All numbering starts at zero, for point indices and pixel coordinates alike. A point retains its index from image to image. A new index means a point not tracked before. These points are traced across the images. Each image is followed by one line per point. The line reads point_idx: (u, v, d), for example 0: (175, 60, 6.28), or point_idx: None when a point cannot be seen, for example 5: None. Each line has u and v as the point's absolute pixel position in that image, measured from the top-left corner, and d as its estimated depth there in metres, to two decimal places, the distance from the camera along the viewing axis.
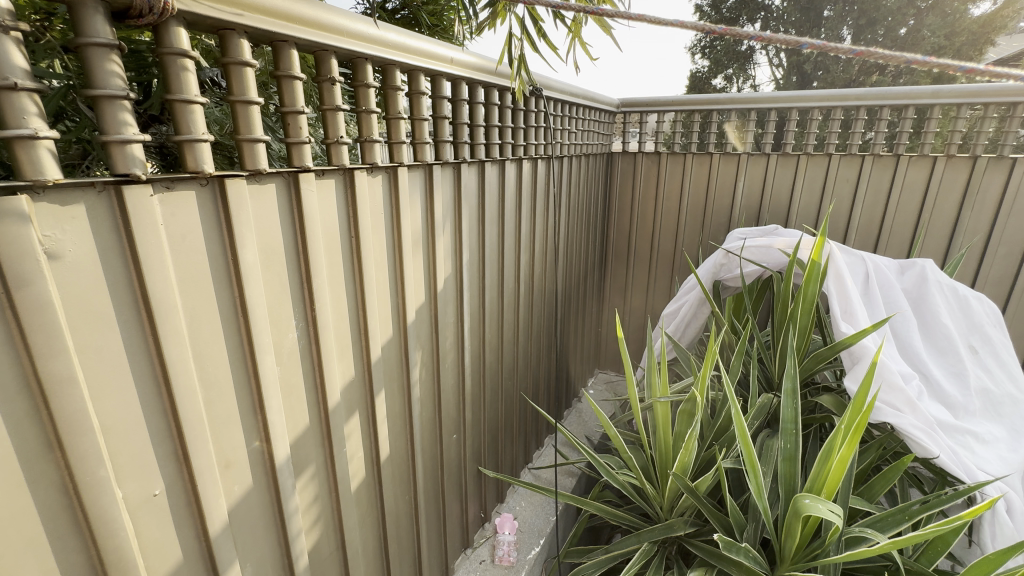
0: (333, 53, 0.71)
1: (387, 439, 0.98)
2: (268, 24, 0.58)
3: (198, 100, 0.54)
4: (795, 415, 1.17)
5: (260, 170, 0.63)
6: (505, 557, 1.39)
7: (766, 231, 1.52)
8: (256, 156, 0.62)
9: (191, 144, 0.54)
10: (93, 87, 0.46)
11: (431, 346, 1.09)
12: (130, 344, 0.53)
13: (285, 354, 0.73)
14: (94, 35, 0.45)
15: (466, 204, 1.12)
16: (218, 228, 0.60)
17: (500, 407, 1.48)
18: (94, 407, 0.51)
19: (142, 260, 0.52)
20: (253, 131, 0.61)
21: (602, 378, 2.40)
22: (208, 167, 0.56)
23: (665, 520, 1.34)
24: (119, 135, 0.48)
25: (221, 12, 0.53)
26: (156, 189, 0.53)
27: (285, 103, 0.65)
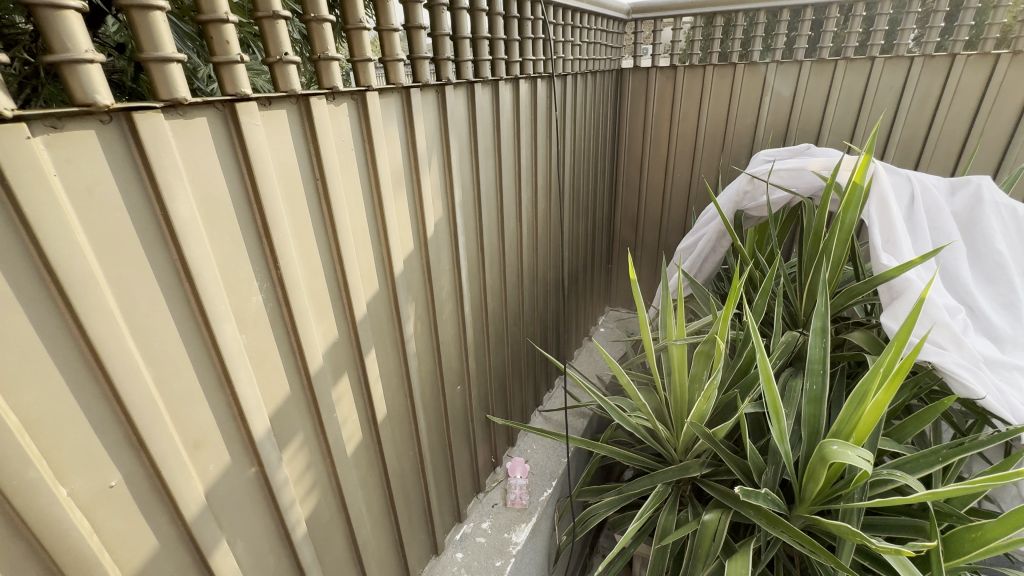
0: None
1: (384, 398, 0.92)
2: None
3: (70, 4, 0.40)
4: (823, 355, 1.09)
5: (180, 99, 0.50)
6: (517, 500, 1.39)
7: (797, 152, 1.35)
8: (171, 81, 0.49)
9: (72, 65, 0.42)
10: None
11: (425, 297, 1.00)
12: (43, 325, 0.44)
13: (250, 321, 0.63)
14: None
15: (454, 135, 0.98)
16: (136, 177, 0.49)
17: (506, 354, 1.42)
18: (8, 401, 0.43)
19: (35, 224, 0.42)
20: (161, 48, 0.47)
21: (613, 315, 2.32)
22: (104, 98, 0.44)
23: (679, 462, 1.30)
24: None
25: None
26: (37, 129, 0.41)
27: (201, 9, 0.51)
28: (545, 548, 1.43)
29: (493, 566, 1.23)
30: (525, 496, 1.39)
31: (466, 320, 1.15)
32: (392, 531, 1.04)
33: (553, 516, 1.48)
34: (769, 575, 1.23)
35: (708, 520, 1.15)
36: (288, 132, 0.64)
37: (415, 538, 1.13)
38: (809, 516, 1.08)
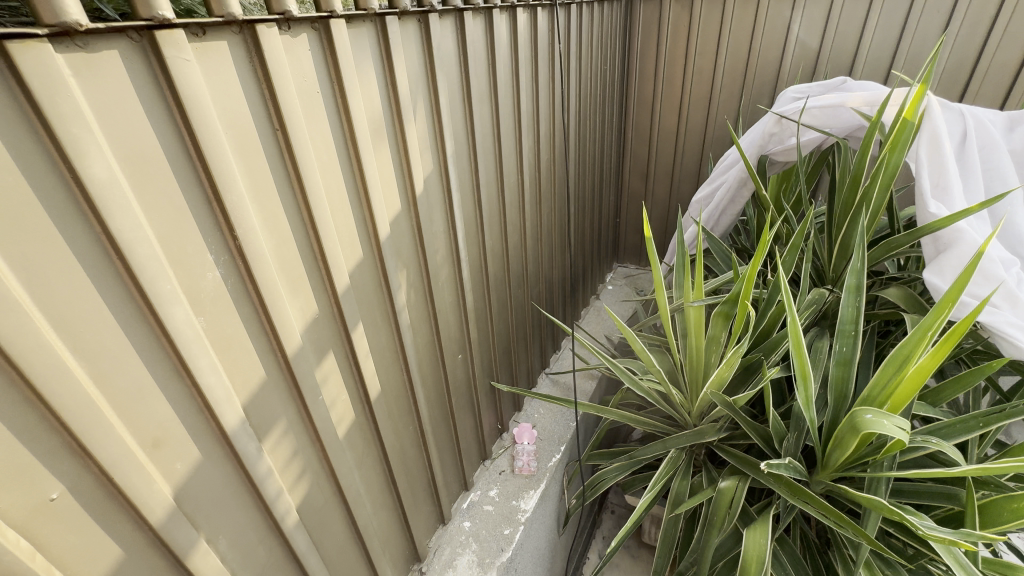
0: None
1: (376, 375, 0.84)
2: None
3: None
4: (856, 315, 0.99)
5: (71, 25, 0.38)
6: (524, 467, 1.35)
7: (832, 86, 1.20)
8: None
9: None
10: None
11: (417, 263, 0.90)
12: None
13: (208, 301, 0.54)
14: None
15: (442, 74, 0.85)
16: (25, 128, 0.38)
17: (510, 318, 1.33)
18: None
19: None
20: None
21: (621, 272, 2.22)
22: None
23: (694, 427, 1.24)
24: None
25: None
26: None
27: None
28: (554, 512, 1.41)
29: (502, 534, 1.20)
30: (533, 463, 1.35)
31: (465, 286, 1.06)
32: (394, 507, 1.00)
33: (563, 480, 1.45)
34: (786, 540, 1.19)
35: (723, 487, 1.11)
36: (231, 70, 0.52)
37: (421, 510, 1.10)
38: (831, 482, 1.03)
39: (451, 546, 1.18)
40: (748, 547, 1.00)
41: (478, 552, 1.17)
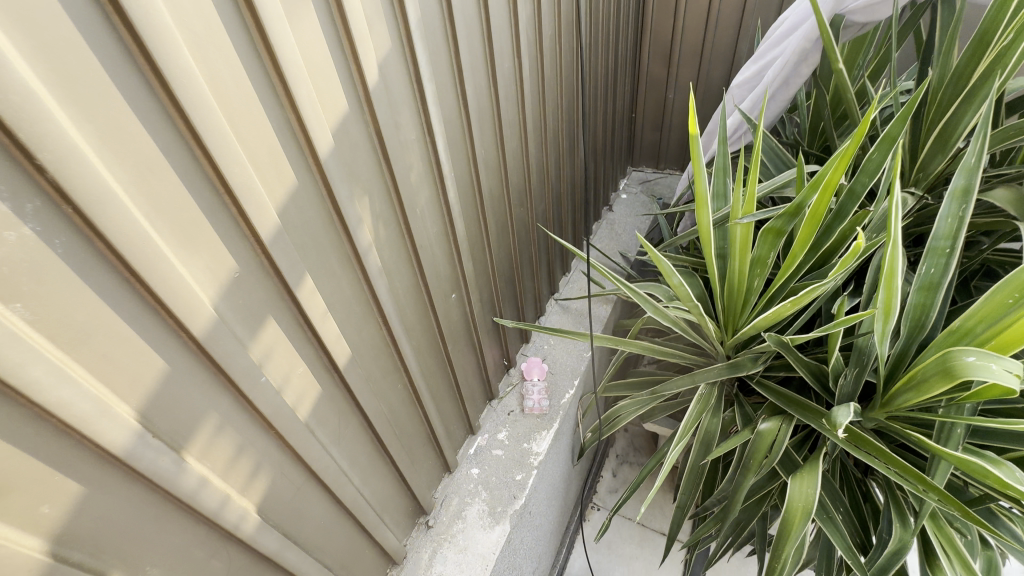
0: None
1: (344, 337, 0.66)
2: None
3: None
4: (957, 229, 0.77)
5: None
6: (536, 407, 1.23)
7: None
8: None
9: None
10: None
11: (384, 187, 0.67)
12: None
13: (29, 281, 0.34)
14: None
15: None
16: None
17: (512, 242, 1.12)
18: None
19: None
20: None
21: (637, 178, 1.95)
22: None
23: (728, 359, 1.09)
24: None
25: None
26: None
27: None
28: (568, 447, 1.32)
29: (514, 481, 1.11)
30: (545, 403, 1.23)
31: (454, 212, 0.84)
32: (389, 472, 0.87)
33: (577, 414, 1.34)
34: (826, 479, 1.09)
35: (763, 430, 0.97)
36: None
37: (422, 466, 0.99)
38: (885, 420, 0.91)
39: (459, 495, 1.09)
40: (794, 498, 0.89)
41: (489, 501, 1.07)
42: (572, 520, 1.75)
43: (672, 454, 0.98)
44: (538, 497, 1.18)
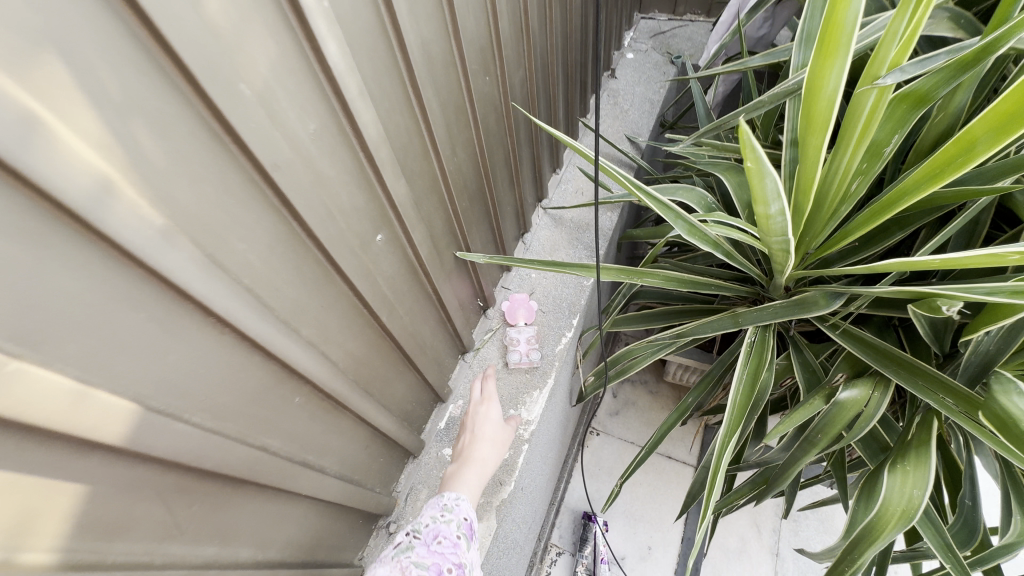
0: None
1: (113, 387, 0.31)
2: None
3: None
4: None
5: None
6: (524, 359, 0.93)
7: None
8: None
9: None
10: None
11: (126, 39, 0.27)
12: None
13: None
14: None
15: None
16: None
17: (473, 135, 0.72)
18: None
19: None
20: None
21: (647, 29, 1.45)
22: None
23: (797, 297, 0.78)
24: None
25: None
26: None
27: None
28: (566, 397, 1.06)
29: (499, 462, 0.86)
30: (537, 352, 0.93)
31: (349, 94, 0.43)
32: (308, 508, 0.59)
33: (576, 356, 1.05)
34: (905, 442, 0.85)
35: (844, 400, 0.69)
36: None
37: (370, 471, 0.71)
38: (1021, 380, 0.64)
39: (428, 486, 0.82)
40: (889, 498, 0.63)
41: None
42: (570, 449, 1.58)
43: (719, 438, 0.69)
44: (531, 466, 0.94)
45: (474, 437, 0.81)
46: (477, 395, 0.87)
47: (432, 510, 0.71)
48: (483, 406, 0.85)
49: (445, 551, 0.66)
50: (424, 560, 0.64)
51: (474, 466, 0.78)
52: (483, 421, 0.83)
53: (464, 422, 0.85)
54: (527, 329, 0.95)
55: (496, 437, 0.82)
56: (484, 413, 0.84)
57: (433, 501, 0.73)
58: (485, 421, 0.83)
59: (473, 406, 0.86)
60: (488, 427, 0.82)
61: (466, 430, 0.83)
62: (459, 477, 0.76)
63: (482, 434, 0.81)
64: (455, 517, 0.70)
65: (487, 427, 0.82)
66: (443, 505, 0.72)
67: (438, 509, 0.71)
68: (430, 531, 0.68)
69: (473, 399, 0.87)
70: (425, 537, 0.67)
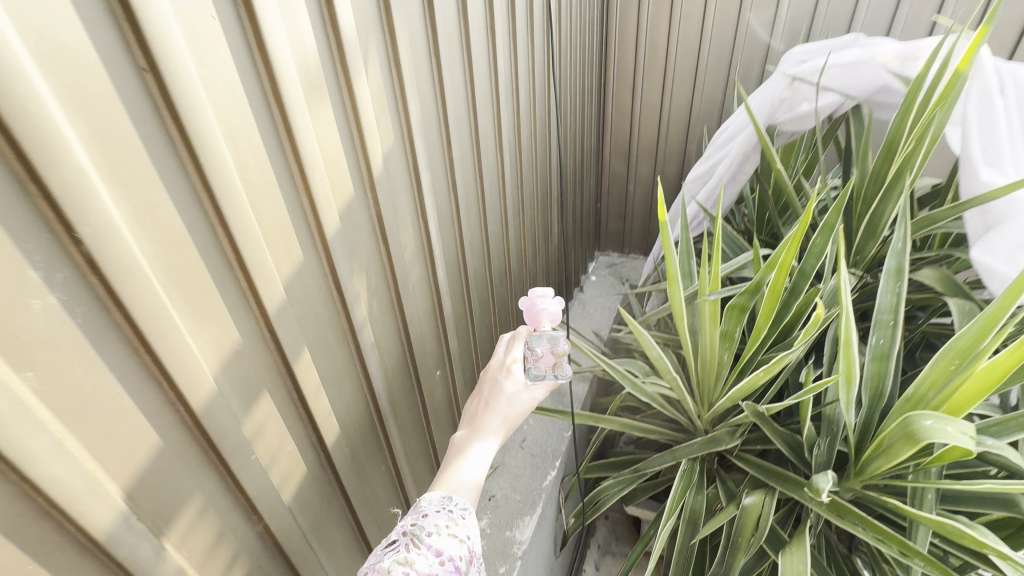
0: None
1: (334, 413, 0.65)
2: None
3: None
4: (895, 304, 0.86)
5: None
6: (548, 374, 0.69)
7: (844, 44, 1.07)
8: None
9: None
10: None
11: (380, 267, 0.70)
12: None
13: (50, 351, 0.35)
14: None
15: (402, 18, 0.65)
16: None
17: (492, 322, 1.14)
18: None
19: None
20: None
21: (604, 261, 2.07)
22: None
23: (707, 434, 1.11)
24: None
25: None
26: None
27: None
28: (551, 535, 1.25)
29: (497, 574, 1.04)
30: (566, 365, 0.69)
31: (440, 290, 0.86)
32: None
33: (560, 497, 1.29)
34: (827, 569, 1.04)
35: (748, 504, 0.97)
36: None
37: None
38: (862, 487, 0.92)
39: None
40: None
41: None
42: None
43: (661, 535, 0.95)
44: None
45: (490, 409, 0.64)
46: (500, 355, 0.70)
47: (435, 511, 0.53)
48: (506, 370, 0.67)
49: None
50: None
51: (487, 437, 0.62)
52: (502, 388, 0.66)
53: (480, 386, 0.69)
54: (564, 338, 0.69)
55: (512, 415, 0.65)
56: (506, 380, 0.67)
57: (435, 501, 0.54)
58: (502, 392, 0.65)
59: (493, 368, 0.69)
60: (506, 404, 0.65)
61: (480, 398, 0.67)
62: (465, 454, 0.60)
63: (497, 406, 0.64)
64: (463, 531, 0.52)
65: (505, 400, 0.65)
66: (449, 510, 0.53)
67: (442, 517, 0.52)
68: (431, 544, 0.49)
69: (494, 359, 0.70)
70: (426, 552, 0.49)
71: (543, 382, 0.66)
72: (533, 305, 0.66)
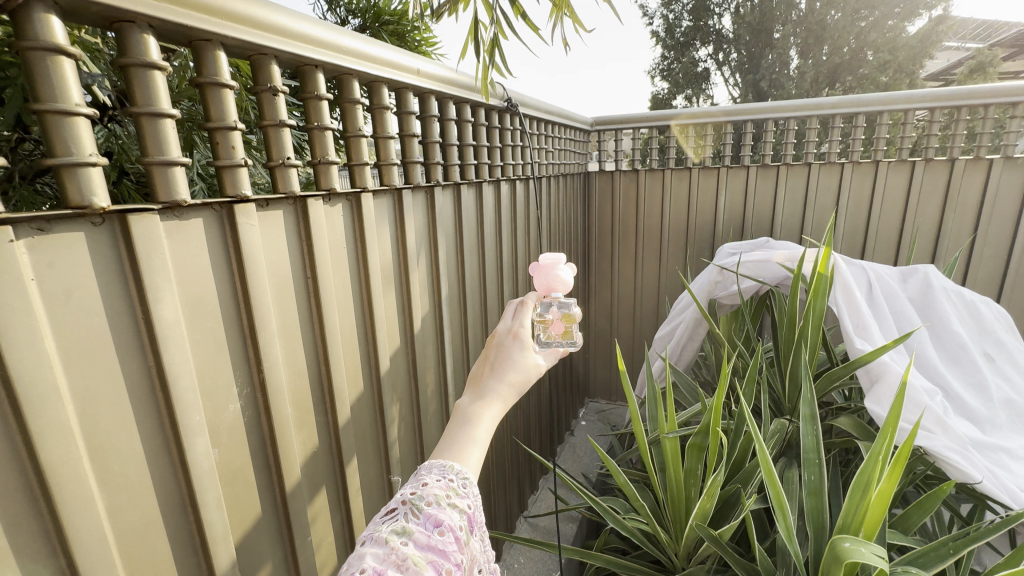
0: (318, 68, 0.64)
1: (363, 514, 0.82)
2: (202, 22, 0.47)
3: (181, 163, 0.48)
4: (816, 445, 1.06)
5: (82, 159, 0.40)
6: (556, 342, 0.77)
7: (759, 244, 1.46)
8: (73, 138, 0.39)
9: (162, 169, 0.46)
10: (52, 156, 0.39)
11: (409, 400, 0.93)
12: (61, 445, 0.42)
13: (227, 435, 0.57)
14: (147, 106, 0.44)
15: (442, 230, 1.00)
16: (125, 301, 0.46)
17: (491, 460, 1.29)
18: (11, 533, 0.39)
19: (60, 345, 0.42)
20: (235, 156, 0.53)
21: (594, 407, 2.27)
22: (184, 197, 0.49)
23: (683, 570, 1.19)
24: (69, 159, 0.39)
25: (145, 8, 0.42)
26: (79, 224, 0.42)
27: (218, 157, 0.53)
28: None
29: None
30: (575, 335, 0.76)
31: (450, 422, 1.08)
32: None
33: None
34: None
35: None
36: (283, 233, 0.62)
37: None
38: None
39: None
40: None
41: None
42: None
43: None
44: None
45: (496, 373, 0.59)
46: (507, 324, 0.67)
47: (435, 479, 0.47)
48: (514, 337, 0.65)
49: (449, 549, 0.43)
50: (422, 556, 0.42)
51: (495, 401, 0.56)
52: (509, 355, 0.62)
53: (484, 353, 0.64)
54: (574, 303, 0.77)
55: (522, 381, 0.60)
56: (514, 348, 0.63)
57: (435, 468, 0.48)
58: (511, 358, 0.61)
59: (500, 335, 0.66)
60: (516, 371, 0.60)
61: (486, 362, 0.62)
62: (471, 421, 0.54)
63: (503, 369, 0.59)
64: (465, 500, 0.47)
65: (514, 367, 0.61)
66: (449, 480, 0.47)
67: (442, 485, 0.47)
68: (430, 515, 0.44)
69: (500, 329, 0.67)
70: (425, 523, 0.44)
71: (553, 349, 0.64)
72: (549, 272, 0.74)
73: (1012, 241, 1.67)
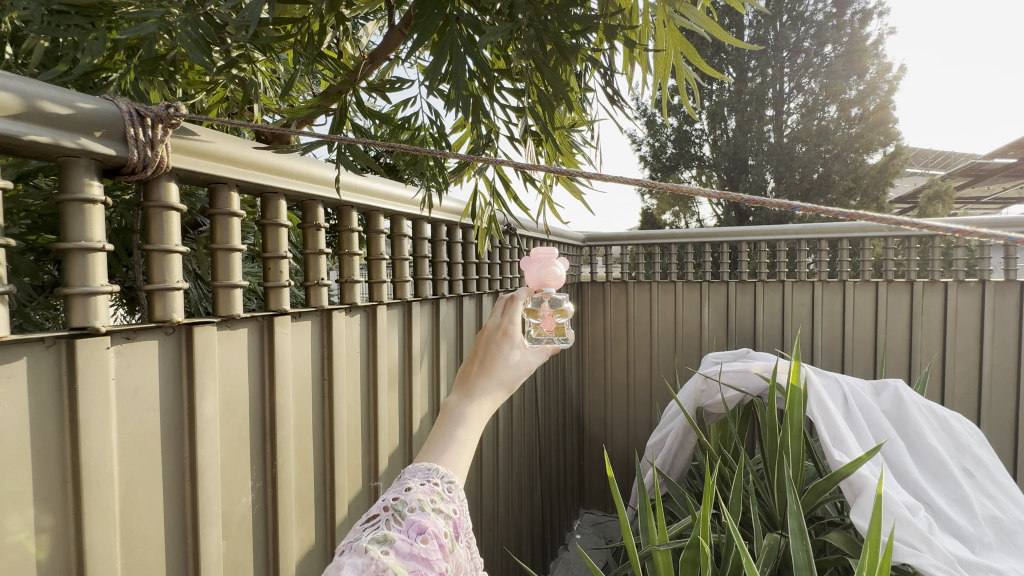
0: (353, 208, 0.80)
1: None
2: (274, 181, 0.62)
3: (239, 286, 0.59)
4: (807, 561, 1.05)
5: (171, 285, 0.51)
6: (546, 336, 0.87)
7: (739, 354, 1.56)
8: (168, 269, 0.51)
9: (226, 290, 0.58)
10: (150, 282, 0.50)
11: None
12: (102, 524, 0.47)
13: (236, 526, 0.62)
14: (224, 244, 0.57)
15: (444, 336, 1.10)
16: (176, 396, 0.55)
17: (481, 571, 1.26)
18: None
19: (121, 433, 0.49)
20: (280, 279, 0.65)
21: (589, 519, 2.18)
22: (238, 312, 0.59)
23: None
24: (162, 284, 0.51)
25: (233, 172, 0.57)
26: (157, 332, 0.52)
27: (268, 279, 0.65)
28: None
29: None
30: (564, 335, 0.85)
31: None
32: None
33: None
34: None
35: None
36: (308, 340, 0.72)
37: None
38: None
39: None
40: None
41: None
42: None
43: None
44: None
45: (485, 372, 0.59)
46: (497, 320, 0.65)
47: (420, 484, 0.49)
48: (502, 332, 0.63)
49: (432, 557, 0.45)
50: (403, 564, 0.43)
51: (485, 403, 0.57)
52: (500, 352, 0.61)
53: (473, 351, 0.63)
54: (566, 300, 0.85)
55: (512, 381, 0.60)
56: (504, 346, 0.62)
57: (419, 472, 0.51)
58: (500, 355, 0.61)
59: (490, 329, 0.64)
60: (508, 370, 0.60)
61: (475, 360, 0.62)
62: (462, 422, 0.56)
63: (495, 371, 0.59)
64: (449, 505, 0.49)
65: (504, 366, 0.60)
66: (434, 484, 0.50)
67: (425, 490, 0.49)
68: (413, 522, 0.46)
69: (490, 321, 0.65)
70: (407, 530, 0.46)
71: (545, 346, 0.63)
72: (540, 274, 0.75)
73: (980, 358, 1.77)
